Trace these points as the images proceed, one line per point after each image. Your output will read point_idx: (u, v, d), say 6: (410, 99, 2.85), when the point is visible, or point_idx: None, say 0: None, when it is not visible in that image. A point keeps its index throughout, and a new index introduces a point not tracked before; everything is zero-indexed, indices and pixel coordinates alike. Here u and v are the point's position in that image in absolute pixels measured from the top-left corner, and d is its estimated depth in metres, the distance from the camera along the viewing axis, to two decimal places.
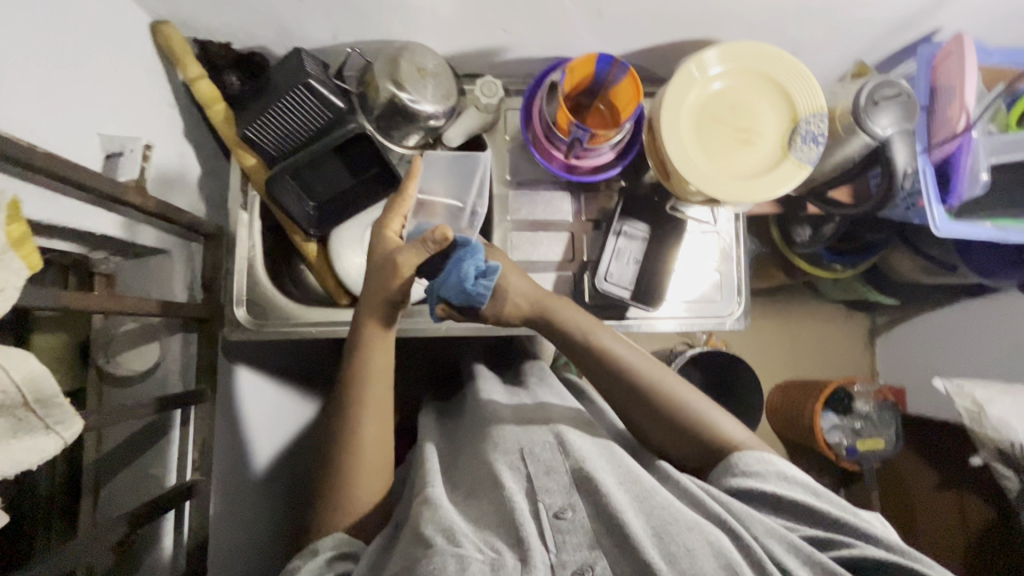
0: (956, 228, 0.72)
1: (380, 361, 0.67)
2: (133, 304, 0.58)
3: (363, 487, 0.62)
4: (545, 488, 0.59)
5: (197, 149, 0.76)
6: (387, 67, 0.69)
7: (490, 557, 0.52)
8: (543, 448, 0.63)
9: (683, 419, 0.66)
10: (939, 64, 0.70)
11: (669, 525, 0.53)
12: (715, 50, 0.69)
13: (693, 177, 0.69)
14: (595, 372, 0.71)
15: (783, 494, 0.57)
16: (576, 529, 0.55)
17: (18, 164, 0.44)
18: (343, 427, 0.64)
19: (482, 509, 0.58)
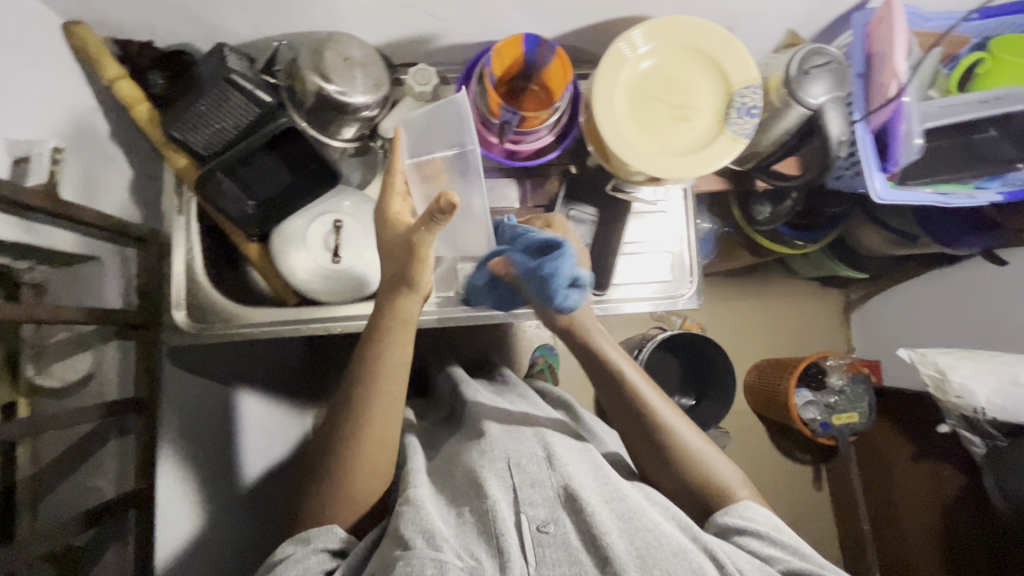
0: (897, 195, 0.72)
1: (391, 356, 0.66)
2: (52, 312, 0.57)
3: (357, 481, 0.65)
4: (528, 500, 0.63)
5: (128, 152, 0.74)
6: (312, 59, 0.68)
7: (469, 564, 0.57)
8: (530, 459, 0.67)
9: (673, 453, 0.71)
10: (873, 31, 0.70)
11: (653, 550, 0.58)
12: (642, 29, 0.69)
13: (630, 157, 0.69)
14: (614, 407, 0.76)
15: (772, 536, 0.63)
16: (557, 543, 0.59)
17: None
18: (344, 422, 0.66)
19: (462, 518, 0.62)
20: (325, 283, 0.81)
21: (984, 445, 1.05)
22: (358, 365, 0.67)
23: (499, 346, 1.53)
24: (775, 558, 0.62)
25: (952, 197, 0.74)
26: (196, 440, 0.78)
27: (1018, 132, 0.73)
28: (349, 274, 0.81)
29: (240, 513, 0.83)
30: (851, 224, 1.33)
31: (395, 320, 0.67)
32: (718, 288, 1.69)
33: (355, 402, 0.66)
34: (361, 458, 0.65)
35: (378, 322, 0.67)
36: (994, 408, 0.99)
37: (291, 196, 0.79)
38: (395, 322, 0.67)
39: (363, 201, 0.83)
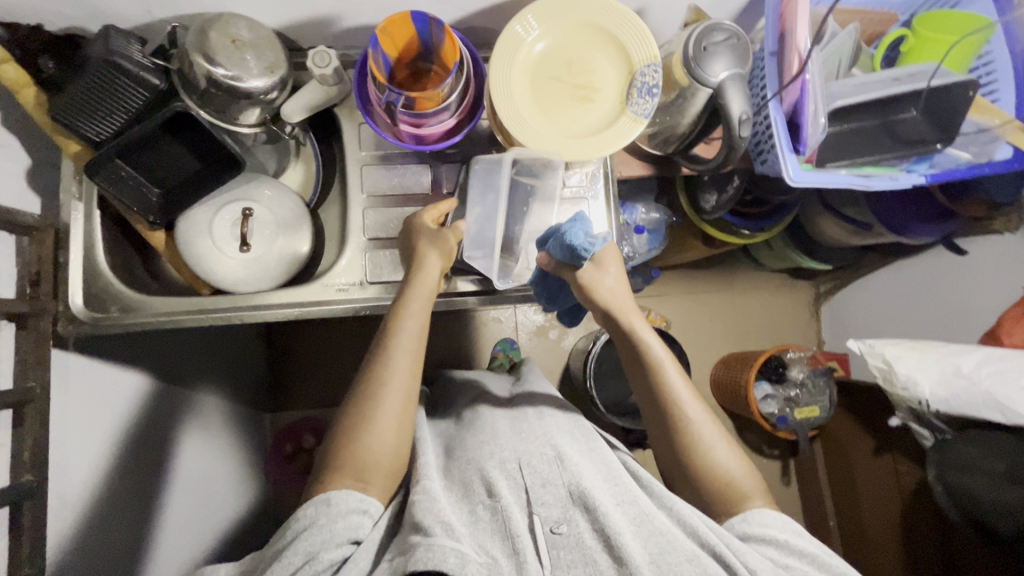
0: (809, 177, 0.69)
1: (414, 324, 0.69)
2: None
3: (378, 444, 0.65)
4: (540, 501, 0.64)
5: (26, 139, 0.72)
6: (196, 40, 0.66)
7: (488, 560, 0.59)
8: (542, 459, 0.68)
9: (691, 458, 0.69)
10: (786, 5, 0.66)
11: (666, 555, 0.59)
12: (536, 9, 0.66)
13: (528, 140, 0.67)
14: (641, 387, 0.74)
15: (790, 544, 0.63)
16: (570, 543, 0.61)
17: None
18: (358, 402, 0.67)
19: (476, 515, 0.63)
20: (231, 275, 0.79)
21: (933, 439, 1.03)
22: (378, 339, 0.70)
23: (456, 338, 1.51)
24: (795, 567, 0.61)
25: (874, 179, 0.71)
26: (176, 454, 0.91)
27: (938, 111, 0.70)
28: (260, 264, 0.80)
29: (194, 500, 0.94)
30: (811, 215, 1.30)
31: (420, 288, 0.71)
32: (683, 280, 1.66)
33: (374, 374, 0.67)
34: (385, 424, 0.65)
35: (403, 293, 0.71)
36: (936, 400, 0.97)
37: (197, 185, 0.78)
38: (421, 291, 0.71)
39: (283, 192, 0.82)
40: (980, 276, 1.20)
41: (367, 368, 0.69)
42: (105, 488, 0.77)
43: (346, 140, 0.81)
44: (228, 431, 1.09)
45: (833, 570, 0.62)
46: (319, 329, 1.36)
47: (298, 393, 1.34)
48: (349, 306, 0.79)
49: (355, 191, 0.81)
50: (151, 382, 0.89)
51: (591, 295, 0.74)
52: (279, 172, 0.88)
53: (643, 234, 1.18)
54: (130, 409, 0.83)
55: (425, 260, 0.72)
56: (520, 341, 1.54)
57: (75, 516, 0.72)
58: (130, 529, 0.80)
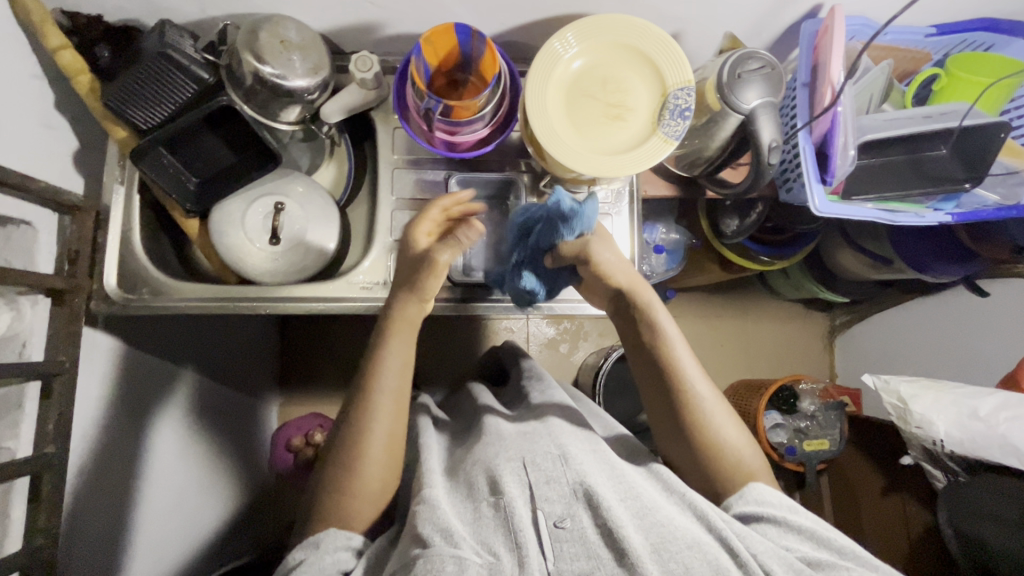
0: (836, 209, 0.70)
1: (395, 359, 0.70)
2: None
3: (372, 474, 0.66)
4: (545, 497, 0.64)
5: (73, 123, 0.75)
6: (247, 38, 0.68)
7: (488, 560, 0.59)
8: (544, 457, 0.67)
9: (704, 443, 0.69)
10: (819, 39, 0.68)
11: (668, 543, 0.59)
12: (577, 27, 0.68)
13: (558, 153, 0.68)
14: (649, 375, 0.73)
15: (787, 519, 0.64)
16: (574, 538, 0.61)
17: None
18: (345, 436, 0.68)
19: (479, 512, 0.63)
20: (262, 266, 0.81)
21: (945, 480, 1.02)
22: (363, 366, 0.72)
23: (467, 345, 1.52)
24: (795, 546, 0.62)
25: (899, 215, 0.71)
26: (166, 453, 0.90)
27: (969, 151, 0.70)
28: (287, 256, 0.82)
29: (180, 490, 0.92)
30: (830, 247, 1.30)
31: (403, 323, 0.72)
32: (696, 304, 1.66)
33: (360, 405, 0.69)
34: (375, 457, 0.67)
35: (389, 321, 0.72)
36: (951, 441, 0.96)
37: (231, 174, 0.80)
38: (404, 323, 0.72)
39: (314, 189, 0.84)
40: (1000, 318, 1.19)
41: (359, 398, 0.69)
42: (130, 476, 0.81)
43: (380, 143, 0.83)
44: (227, 429, 1.08)
45: (831, 544, 0.63)
46: (334, 327, 1.38)
47: (307, 388, 1.35)
48: (370, 305, 0.81)
49: (385, 193, 0.83)
50: (168, 365, 0.91)
51: (609, 279, 0.75)
52: (312, 169, 0.90)
53: (662, 254, 1.19)
54: (135, 391, 0.84)
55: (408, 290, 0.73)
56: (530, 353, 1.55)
57: (98, 498, 0.76)
58: (118, 513, 0.79)
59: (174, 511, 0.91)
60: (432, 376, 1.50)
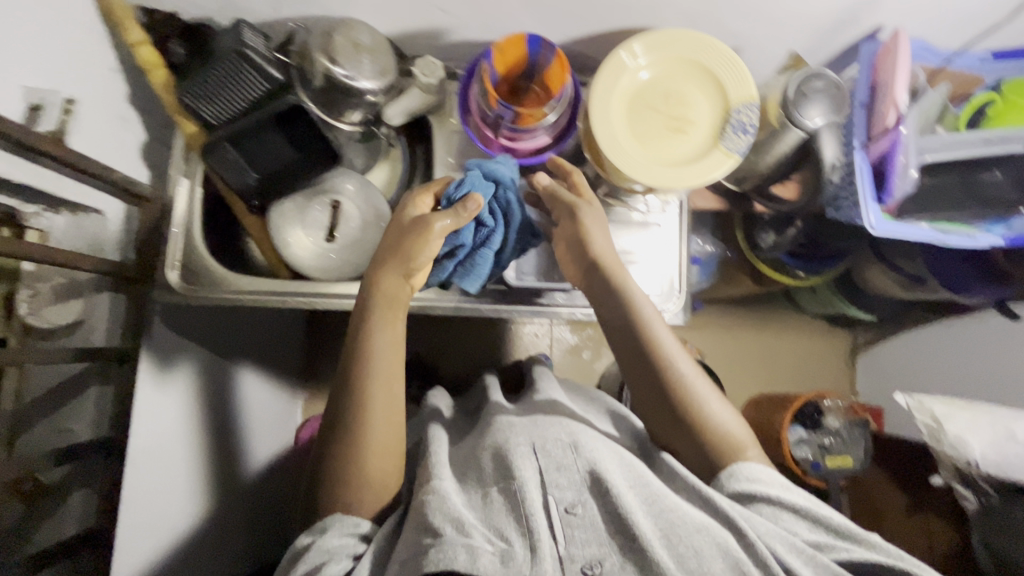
0: (892, 228, 0.71)
1: (382, 339, 0.71)
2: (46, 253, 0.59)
3: (374, 454, 0.68)
4: (555, 483, 0.65)
5: (143, 116, 0.78)
6: (321, 40, 0.71)
7: (500, 547, 0.58)
8: (555, 445, 0.69)
9: (694, 417, 0.71)
10: (880, 62, 0.70)
11: (676, 528, 0.60)
12: (645, 38, 0.69)
13: (623, 165, 0.69)
14: (632, 358, 0.75)
15: (782, 499, 0.64)
16: (586, 523, 0.62)
17: None
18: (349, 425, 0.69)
19: (489, 500, 0.64)
20: (318, 263, 0.83)
21: (976, 501, 1.00)
22: (351, 348, 0.72)
23: (493, 349, 1.53)
24: (792, 524, 0.63)
25: (951, 236, 0.73)
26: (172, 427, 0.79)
27: None
28: (342, 253, 0.83)
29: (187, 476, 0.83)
30: (860, 264, 1.31)
31: (385, 299, 0.72)
32: (720, 316, 1.67)
33: (355, 394, 0.69)
34: (377, 445, 0.68)
35: (368, 299, 0.72)
36: (987, 463, 0.96)
37: (291, 172, 0.80)
38: (386, 302, 0.72)
39: (365, 187, 0.85)
40: None
41: (363, 378, 0.70)
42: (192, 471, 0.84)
43: (436, 145, 0.85)
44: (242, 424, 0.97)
45: (825, 523, 0.63)
46: None
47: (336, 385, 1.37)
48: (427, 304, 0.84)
49: None
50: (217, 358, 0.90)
51: (588, 244, 0.73)
52: (366, 170, 0.91)
53: (697, 265, 1.20)
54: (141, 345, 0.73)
55: (386, 267, 0.72)
56: (554, 359, 1.56)
57: (166, 483, 0.79)
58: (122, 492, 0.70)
59: (223, 499, 0.93)
60: (457, 378, 1.51)
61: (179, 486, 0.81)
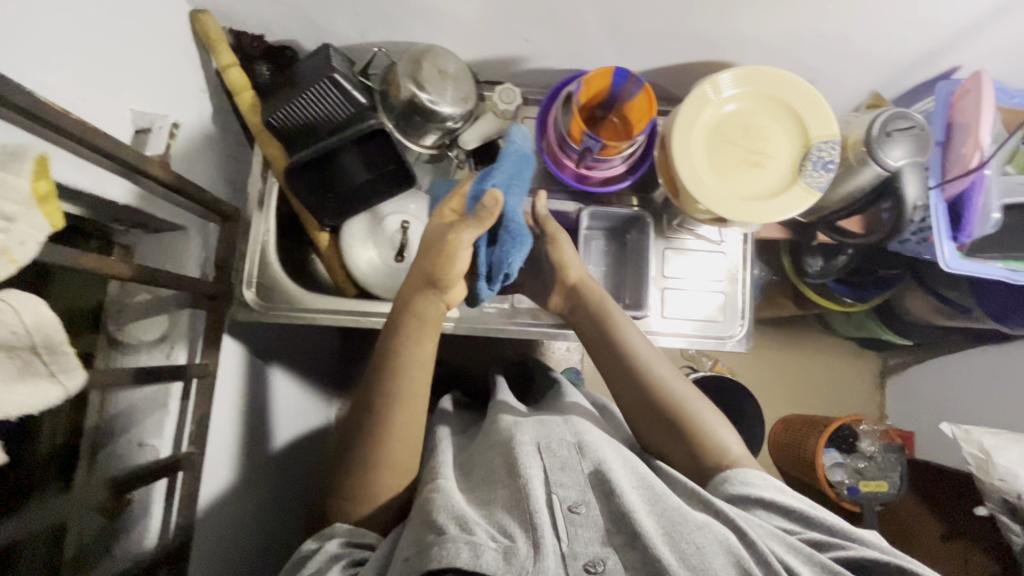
0: (965, 266, 0.72)
1: (410, 357, 0.68)
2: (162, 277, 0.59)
3: (387, 464, 0.65)
4: (560, 482, 0.59)
5: (223, 134, 0.79)
6: (410, 67, 0.72)
7: (504, 544, 0.53)
8: (560, 444, 0.64)
9: (683, 422, 0.69)
10: (958, 101, 0.71)
11: (679, 525, 0.55)
12: (732, 71, 0.70)
13: (702, 195, 0.70)
14: (615, 372, 0.75)
15: (776, 500, 0.60)
16: (589, 524, 0.56)
17: (82, 142, 0.49)
18: (363, 431, 0.66)
19: (494, 493, 0.59)
20: (386, 282, 0.84)
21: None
22: (377, 367, 0.69)
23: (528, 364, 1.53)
24: (787, 527, 0.58)
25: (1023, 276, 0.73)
26: (223, 439, 0.79)
27: None
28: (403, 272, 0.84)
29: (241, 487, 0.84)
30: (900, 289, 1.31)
31: (415, 318, 0.70)
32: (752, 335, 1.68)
33: (376, 415, 0.66)
34: (393, 455, 0.65)
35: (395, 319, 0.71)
36: None
37: (363, 192, 0.81)
38: (413, 321, 0.70)
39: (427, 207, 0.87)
40: None
41: (372, 382, 0.69)
42: (238, 488, 0.84)
43: None
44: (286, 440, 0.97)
45: (819, 524, 0.59)
46: None
47: None
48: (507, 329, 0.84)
49: None
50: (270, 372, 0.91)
51: (564, 269, 0.78)
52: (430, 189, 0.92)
53: None
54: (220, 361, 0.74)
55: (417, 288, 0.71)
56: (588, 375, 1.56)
57: (216, 499, 0.78)
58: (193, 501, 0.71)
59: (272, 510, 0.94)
60: None
61: (233, 498, 0.82)
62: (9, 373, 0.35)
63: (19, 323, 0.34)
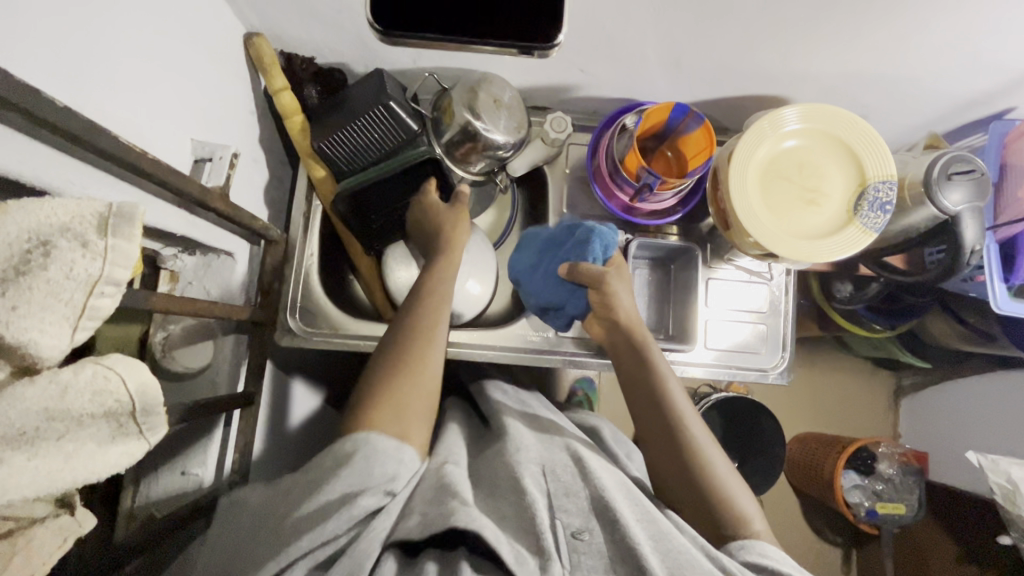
0: (1016, 307, 0.72)
1: (445, 288, 0.70)
2: (219, 309, 0.58)
3: (415, 393, 0.61)
4: (562, 508, 0.58)
5: (268, 153, 0.78)
6: (465, 96, 0.71)
7: (513, 551, 0.52)
8: (564, 469, 0.63)
9: (703, 474, 0.63)
10: (1011, 143, 0.71)
11: (683, 570, 0.52)
12: (795, 108, 0.70)
13: (757, 232, 0.69)
14: (642, 403, 0.68)
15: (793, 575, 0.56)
16: (591, 551, 0.54)
17: (157, 182, 0.48)
18: (388, 368, 0.62)
19: (502, 511, 0.57)
20: None
21: None
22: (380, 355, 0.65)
23: None
24: None
25: None
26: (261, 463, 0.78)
27: None
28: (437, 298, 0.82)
29: None
30: None
31: (453, 255, 0.72)
32: None
33: (407, 350, 0.64)
34: (423, 390, 0.62)
35: (402, 323, 0.66)
36: None
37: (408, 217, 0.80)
38: (447, 256, 0.72)
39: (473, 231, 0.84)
40: None
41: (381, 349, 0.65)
42: None
43: (550, 195, 0.85)
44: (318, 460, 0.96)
45: None
46: None
47: None
48: (549, 360, 0.82)
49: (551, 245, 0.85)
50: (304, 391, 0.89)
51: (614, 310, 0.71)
52: None
53: None
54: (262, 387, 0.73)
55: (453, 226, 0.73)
56: None
57: None
58: None
59: None
60: None
61: None
62: (103, 437, 0.33)
63: (124, 390, 0.33)
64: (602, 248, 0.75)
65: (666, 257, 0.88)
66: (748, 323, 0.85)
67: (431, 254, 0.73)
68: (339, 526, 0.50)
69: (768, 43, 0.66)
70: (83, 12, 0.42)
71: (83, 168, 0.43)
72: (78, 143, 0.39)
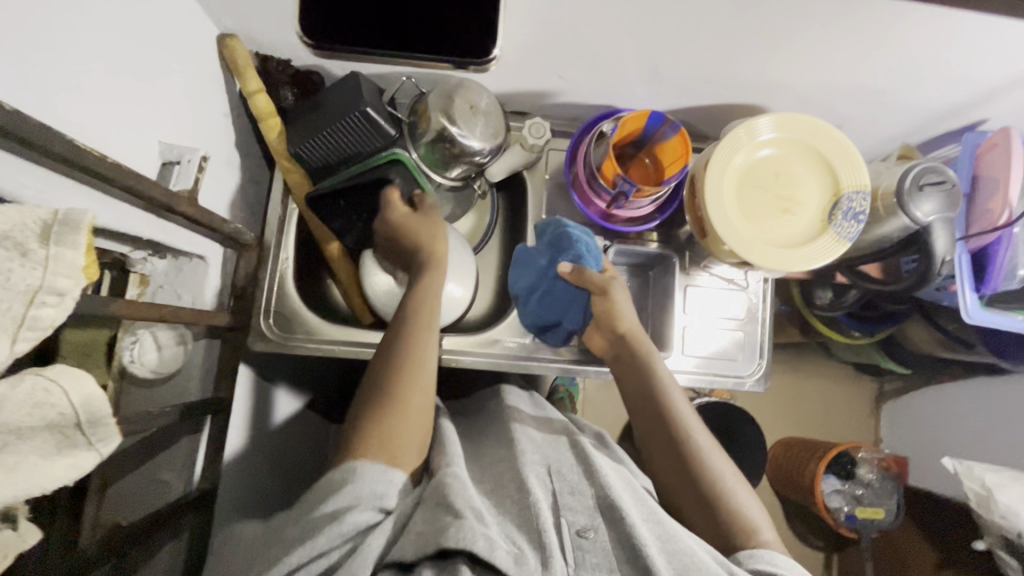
0: (987, 317, 0.73)
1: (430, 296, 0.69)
2: (187, 315, 0.57)
3: (407, 408, 0.61)
4: (568, 506, 0.57)
5: (242, 157, 0.77)
6: (442, 101, 0.70)
7: (513, 549, 0.50)
8: (570, 469, 0.62)
9: (706, 482, 0.63)
10: (982, 155, 0.71)
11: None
12: (770, 117, 0.70)
13: (736, 242, 0.69)
14: (647, 413, 0.69)
15: None
16: (597, 549, 0.53)
17: (120, 187, 0.47)
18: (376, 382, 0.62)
19: (503, 506, 0.57)
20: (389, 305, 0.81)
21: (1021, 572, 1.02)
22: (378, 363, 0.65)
23: None
24: None
25: None
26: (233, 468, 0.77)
27: None
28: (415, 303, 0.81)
29: None
30: None
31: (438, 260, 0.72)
32: None
33: (398, 358, 0.64)
34: (416, 401, 0.62)
35: (399, 326, 0.67)
36: None
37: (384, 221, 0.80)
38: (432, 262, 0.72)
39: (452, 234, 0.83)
40: None
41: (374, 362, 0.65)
42: None
43: (529, 201, 0.85)
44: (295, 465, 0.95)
45: None
46: None
47: None
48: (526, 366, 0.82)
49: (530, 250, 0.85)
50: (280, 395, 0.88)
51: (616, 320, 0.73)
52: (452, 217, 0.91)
53: None
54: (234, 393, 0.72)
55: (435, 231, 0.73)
56: None
57: None
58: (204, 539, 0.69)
59: None
60: None
61: None
62: (50, 449, 0.33)
63: (67, 403, 0.34)
64: (592, 256, 0.76)
65: (646, 263, 0.89)
66: (726, 330, 0.85)
67: (418, 264, 0.73)
68: (329, 542, 0.49)
69: (743, 53, 0.66)
70: (43, 13, 0.42)
71: (40, 173, 0.43)
72: (33, 149, 0.38)
